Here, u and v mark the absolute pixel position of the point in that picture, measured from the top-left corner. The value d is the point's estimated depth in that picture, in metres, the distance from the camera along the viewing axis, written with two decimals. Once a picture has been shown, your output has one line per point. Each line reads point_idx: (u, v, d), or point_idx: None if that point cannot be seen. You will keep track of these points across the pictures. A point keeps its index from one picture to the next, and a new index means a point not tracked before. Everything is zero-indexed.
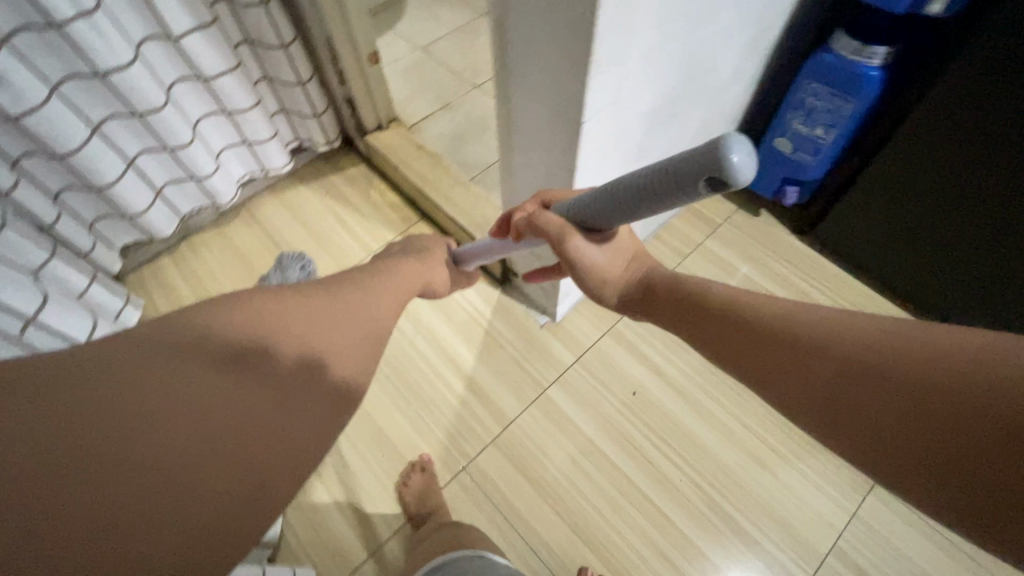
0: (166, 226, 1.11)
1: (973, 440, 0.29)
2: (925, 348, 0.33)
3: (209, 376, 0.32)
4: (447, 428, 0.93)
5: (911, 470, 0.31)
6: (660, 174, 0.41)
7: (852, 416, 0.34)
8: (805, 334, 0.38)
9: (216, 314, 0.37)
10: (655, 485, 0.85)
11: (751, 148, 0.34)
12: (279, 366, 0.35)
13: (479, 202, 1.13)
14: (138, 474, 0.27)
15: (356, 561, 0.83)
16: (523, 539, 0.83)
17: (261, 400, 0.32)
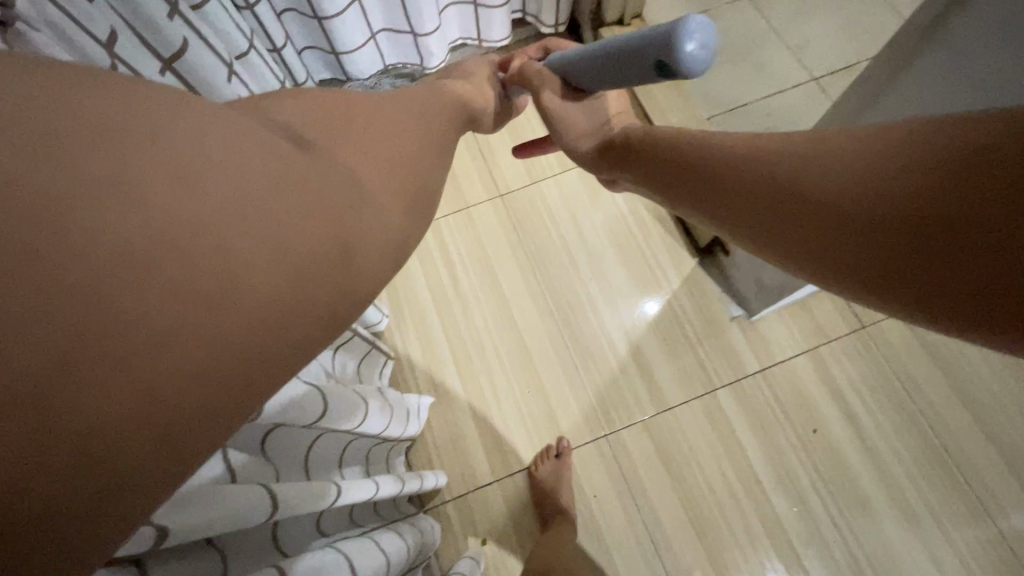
0: (366, 73, 1.04)
1: (976, 210, 0.24)
2: (919, 128, 0.28)
3: (272, 149, 0.27)
4: (601, 389, 0.87)
5: (899, 261, 0.27)
6: (630, 46, 0.39)
7: (836, 223, 0.29)
8: (792, 148, 0.34)
9: (282, 114, 0.31)
10: (805, 536, 0.79)
11: (710, 37, 0.34)
12: (342, 156, 0.30)
13: None
14: (198, 236, 0.22)
15: (482, 479, 0.84)
16: (647, 529, 0.80)
17: (327, 183, 0.28)
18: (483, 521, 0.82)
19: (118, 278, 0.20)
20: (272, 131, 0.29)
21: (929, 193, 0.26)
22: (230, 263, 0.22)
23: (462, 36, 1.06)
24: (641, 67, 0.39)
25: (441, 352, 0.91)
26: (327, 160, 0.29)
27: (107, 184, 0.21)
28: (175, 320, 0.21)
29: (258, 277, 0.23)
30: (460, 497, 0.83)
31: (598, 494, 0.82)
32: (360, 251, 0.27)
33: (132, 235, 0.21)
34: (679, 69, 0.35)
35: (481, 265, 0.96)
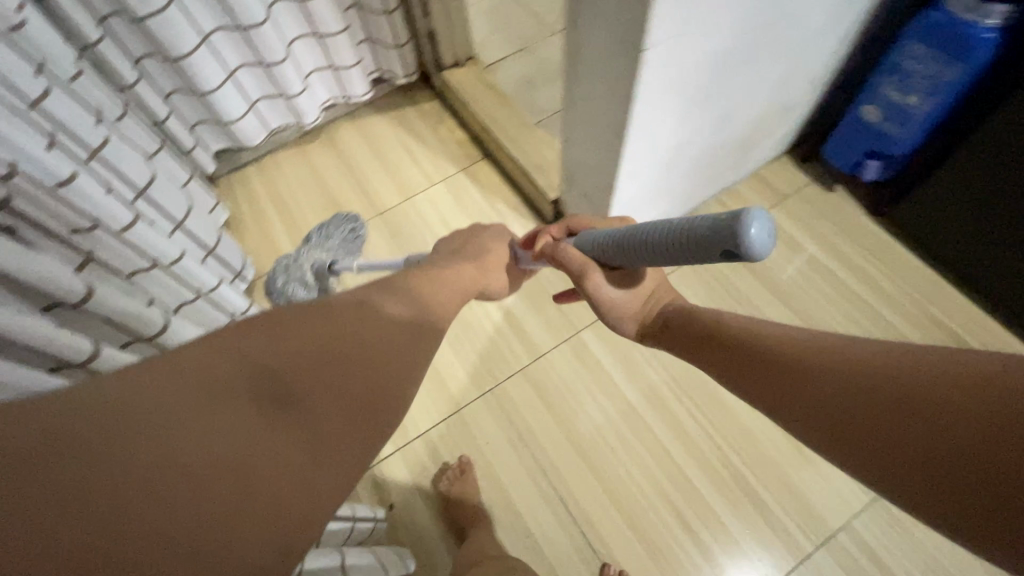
0: (255, 137, 1.21)
1: (952, 437, 0.32)
2: (919, 361, 0.36)
3: (258, 424, 0.30)
4: (481, 351, 0.98)
5: (882, 464, 0.35)
6: (678, 235, 0.41)
7: (884, 450, 0.35)
8: (809, 354, 0.43)
9: (268, 346, 0.34)
10: (672, 436, 0.89)
11: (772, 229, 0.34)
12: (322, 401, 0.33)
13: (542, 144, 1.14)
14: (169, 507, 0.25)
15: (384, 452, 0.90)
16: (537, 462, 0.88)
17: (289, 438, 0.30)
18: (389, 487, 0.87)
19: (121, 554, 0.24)
20: (248, 392, 0.31)
21: (920, 414, 0.34)
22: (199, 528, 0.25)
23: (331, 96, 1.26)
24: (697, 252, 0.39)
25: None
26: (313, 414, 0.32)
27: (117, 469, 0.25)
28: None
29: (220, 540, 0.25)
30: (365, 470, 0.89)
31: (490, 441, 0.90)
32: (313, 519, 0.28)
33: (132, 515, 0.25)
34: (743, 260, 0.35)
35: None
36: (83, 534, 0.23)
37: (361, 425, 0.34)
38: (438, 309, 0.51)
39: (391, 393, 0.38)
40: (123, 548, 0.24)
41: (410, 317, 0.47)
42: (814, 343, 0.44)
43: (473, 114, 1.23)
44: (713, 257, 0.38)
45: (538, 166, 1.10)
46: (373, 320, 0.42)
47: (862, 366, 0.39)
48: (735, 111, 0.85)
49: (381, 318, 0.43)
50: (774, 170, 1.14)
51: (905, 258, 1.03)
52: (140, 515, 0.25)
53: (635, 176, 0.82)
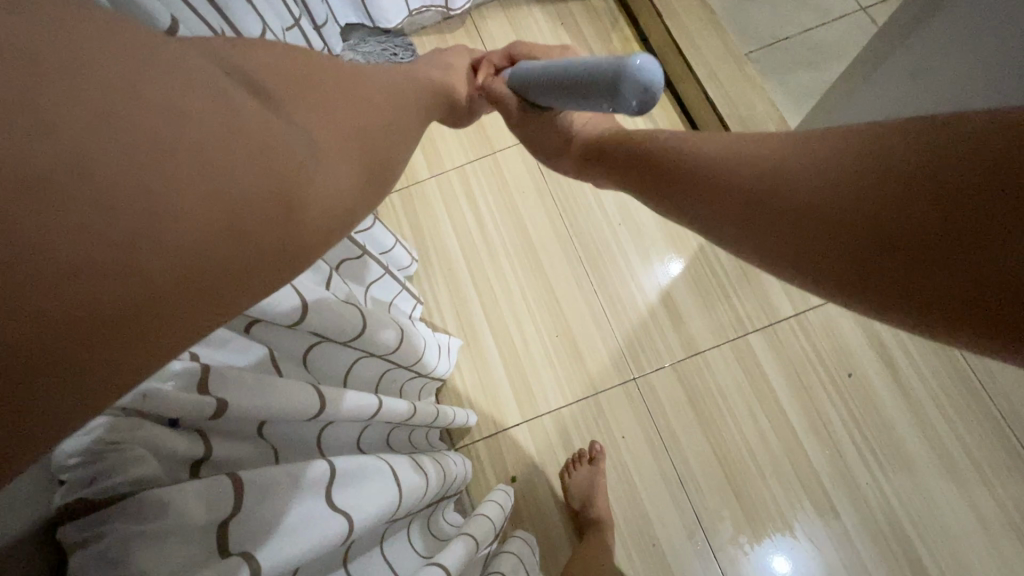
0: (393, 17, 1.01)
1: (974, 211, 0.24)
2: (916, 133, 0.27)
3: (244, 95, 0.23)
4: (629, 333, 0.87)
5: (877, 269, 0.26)
6: (574, 77, 0.40)
7: (832, 228, 0.28)
8: (783, 158, 0.32)
9: (242, 48, 0.27)
10: (834, 476, 0.80)
11: (656, 82, 0.34)
12: (306, 105, 0.27)
13: (751, 90, 0.89)
14: (150, 144, 0.18)
15: (511, 421, 0.85)
16: (674, 468, 0.81)
17: (290, 132, 0.24)
18: (513, 458, 0.83)
19: (89, 188, 0.17)
20: (218, 65, 0.24)
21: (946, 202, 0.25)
22: (194, 179, 0.19)
23: None
24: (592, 95, 0.38)
25: (469, 297, 0.91)
26: (296, 109, 0.26)
27: (79, 91, 0.17)
28: (135, 251, 0.17)
29: (222, 198, 0.19)
30: (490, 437, 0.84)
31: (627, 436, 0.83)
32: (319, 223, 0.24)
33: (109, 141, 0.17)
34: (621, 111, 0.36)
35: (511, 216, 0.94)
36: (41, 145, 0.16)
37: (356, 146, 0.29)
38: (399, 90, 0.40)
39: (381, 132, 0.33)
40: (95, 178, 0.17)
41: (391, 87, 0.39)
42: (768, 146, 0.33)
43: (662, 28, 0.97)
44: (604, 103, 0.38)
45: (740, 116, 0.87)
46: (353, 69, 0.35)
47: (802, 155, 0.31)
48: None
49: (350, 65, 0.35)
50: None
51: None
52: (117, 146, 0.18)
53: None
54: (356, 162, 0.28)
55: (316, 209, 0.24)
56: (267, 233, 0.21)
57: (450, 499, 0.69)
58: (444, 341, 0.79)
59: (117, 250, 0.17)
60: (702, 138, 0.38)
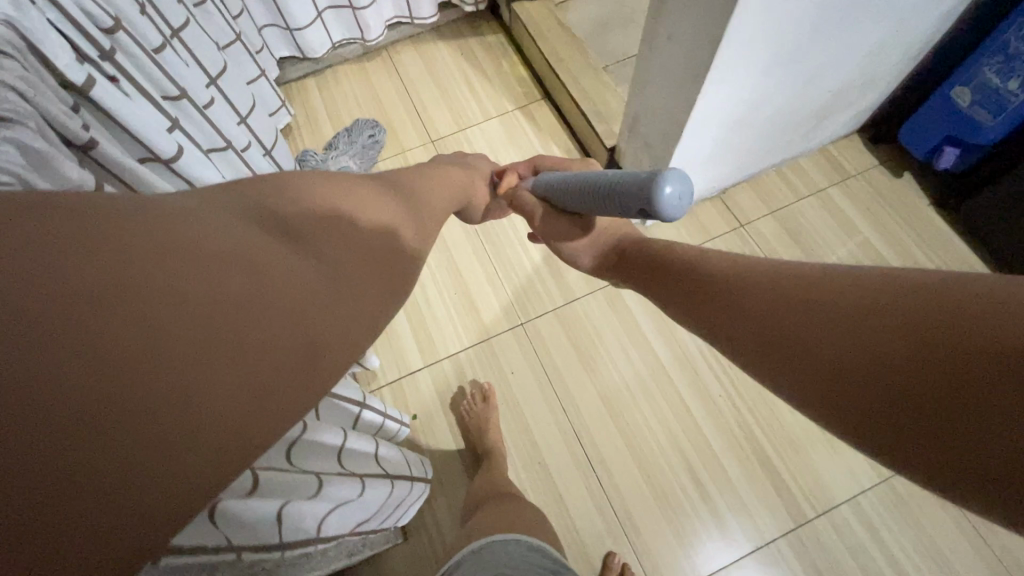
0: (318, 48, 1.20)
1: (910, 352, 0.24)
2: (910, 278, 0.27)
3: (263, 249, 0.27)
4: (516, 288, 1.00)
5: (842, 398, 0.27)
6: (620, 190, 0.47)
7: (804, 355, 0.29)
8: (790, 283, 0.33)
9: (285, 197, 0.32)
10: (694, 394, 0.92)
11: (685, 190, 0.41)
12: (323, 246, 0.30)
13: (606, 91, 1.10)
14: (175, 332, 0.21)
15: (414, 367, 0.94)
16: (558, 399, 0.91)
17: (299, 288, 0.26)
18: (414, 399, 0.92)
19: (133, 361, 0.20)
20: (251, 222, 0.28)
21: (887, 346, 0.25)
22: (214, 346, 0.22)
23: (397, 15, 1.24)
24: (627, 203, 0.46)
25: None
26: (322, 263, 0.29)
27: (133, 265, 0.22)
28: (130, 425, 0.20)
29: (237, 365, 0.22)
30: (394, 382, 0.93)
31: (516, 372, 0.93)
32: (311, 376, 0.24)
33: (117, 332, 0.20)
34: (656, 219, 0.42)
35: None
36: (72, 340, 0.20)
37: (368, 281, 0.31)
38: (418, 207, 0.47)
39: (391, 263, 0.35)
40: (106, 364, 0.20)
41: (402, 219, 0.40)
42: (761, 276, 0.36)
43: (538, 51, 1.20)
44: (637, 209, 0.45)
45: (599, 112, 1.08)
46: (371, 203, 0.38)
47: (792, 285, 0.33)
48: (821, 71, 0.81)
49: (359, 195, 0.37)
50: (841, 148, 1.10)
51: (963, 254, 1.00)
52: (159, 320, 0.21)
53: (701, 130, 0.80)
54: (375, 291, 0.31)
55: (326, 347, 0.26)
56: (284, 370, 0.24)
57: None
58: None
59: (154, 411, 0.20)
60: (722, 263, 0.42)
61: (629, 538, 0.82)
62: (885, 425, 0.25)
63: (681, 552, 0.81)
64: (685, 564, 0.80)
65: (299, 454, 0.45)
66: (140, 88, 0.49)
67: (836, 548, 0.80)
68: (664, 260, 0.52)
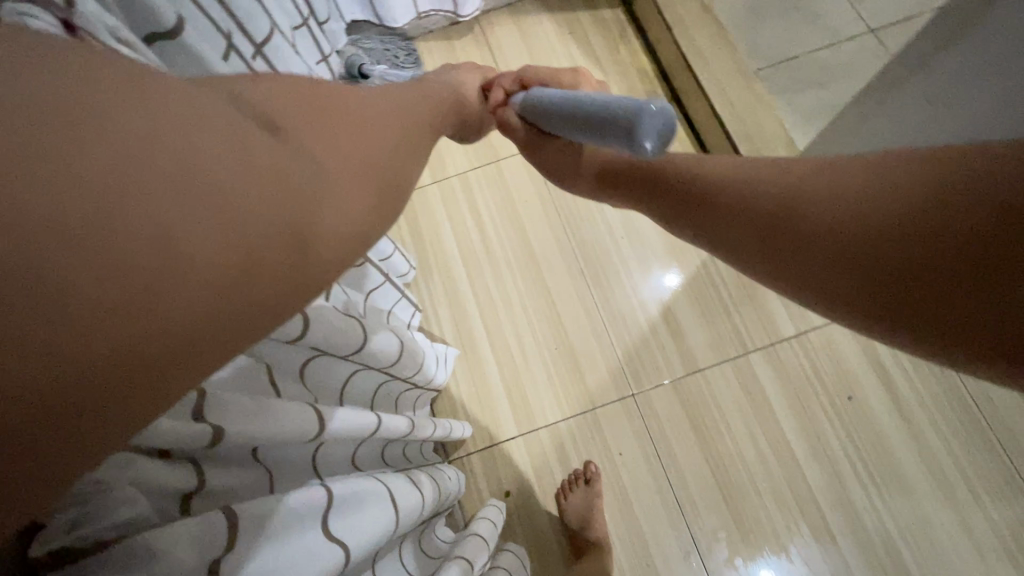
0: (400, 17, 0.99)
1: (925, 227, 0.29)
2: (953, 178, 0.29)
3: (243, 119, 0.22)
4: (628, 347, 0.86)
5: (890, 292, 0.29)
6: (592, 116, 0.36)
7: (841, 260, 0.31)
8: (813, 185, 0.34)
9: (258, 83, 0.25)
10: (832, 498, 0.79)
11: (669, 124, 0.31)
12: (315, 131, 0.25)
13: (759, 107, 0.89)
14: (169, 210, 0.18)
15: (507, 434, 0.83)
16: (672, 489, 0.80)
17: (298, 159, 0.23)
18: (507, 472, 0.82)
19: (112, 236, 0.17)
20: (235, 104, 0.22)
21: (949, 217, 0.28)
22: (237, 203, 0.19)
23: None
24: (601, 129, 0.35)
25: (468, 308, 0.89)
26: (317, 143, 0.25)
27: (100, 137, 0.17)
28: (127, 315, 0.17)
29: (242, 226, 0.19)
30: (484, 449, 0.83)
31: (624, 452, 0.82)
32: (329, 244, 0.22)
33: (95, 200, 0.17)
34: (633, 154, 0.32)
35: (513, 226, 0.92)
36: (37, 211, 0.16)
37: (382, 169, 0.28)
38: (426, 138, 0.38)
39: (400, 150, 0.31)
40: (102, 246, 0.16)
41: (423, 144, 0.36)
42: (762, 167, 0.38)
43: (670, 41, 0.97)
44: (608, 138, 0.35)
45: (747, 135, 0.87)
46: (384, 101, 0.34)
47: (814, 190, 0.34)
48: None
49: (373, 102, 0.32)
50: None
51: None
52: (134, 195, 0.17)
53: None
54: (384, 163, 0.29)
55: (337, 222, 0.23)
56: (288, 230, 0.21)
57: (443, 513, 0.68)
58: (441, 351, 0.78)
59: (154, 296, 0.17)
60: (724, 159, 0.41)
61: None
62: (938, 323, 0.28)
63: None
64: None
65: None
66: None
67: None
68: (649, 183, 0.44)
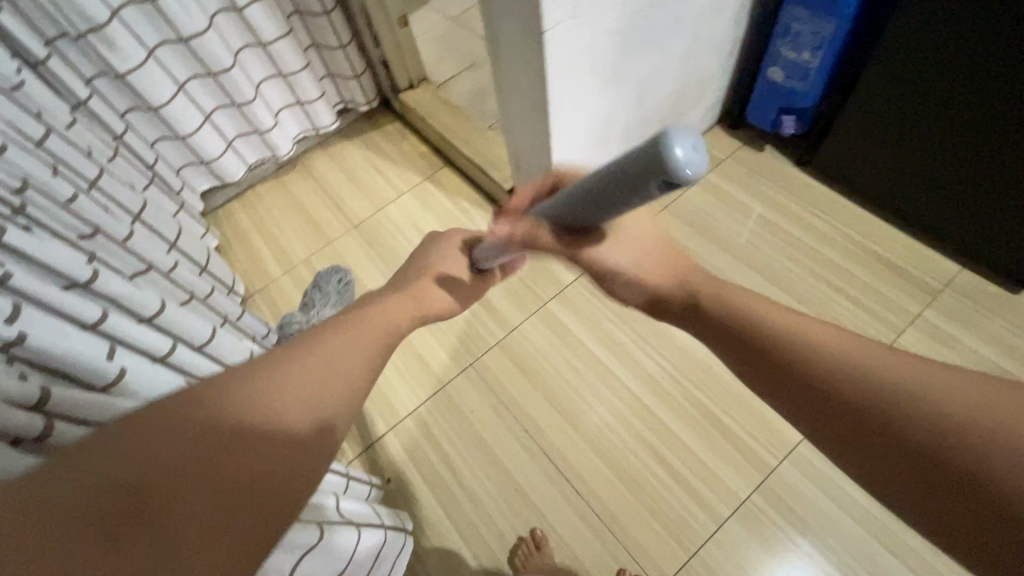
0: (235, 172, 1.30)
1: (954, 458, 0.32)
2: (1007, 423, 0.31)
3: (144, 511, 0.29)
4: (459, 333, 1.06)
5: (900, 486, 0.34)
6: (615, 179, 0.34)
7: (882, 453, 0.34)
8: (897, 376, 0.35)
9: (181, 414, 0.33)
10: (641, 382, 0.96)
11: (695, 140, 0.29)
12: (212, 483, 0.31)
13: (497, 145, 1.25)
14: None
15: (379, 432, 0.98)
16: (520, 423, 0.96)
17: (182, 534, 0.29)
18: (385, 463, 0.94)
19: None
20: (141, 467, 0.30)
21: (996, 464, 0.31)
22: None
23: (302, 129, 1.37)
24: (632, 186, 0.33)
25: None
26: (208, 496, 0.31)
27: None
28: None
29: None
30: (363, 453, 0.96)
31: (475, 409, 0.98)
32: None
33: None
34: (679, 184, 0.30)
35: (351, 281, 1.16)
36: None
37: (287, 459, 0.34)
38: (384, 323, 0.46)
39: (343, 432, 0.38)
40: None
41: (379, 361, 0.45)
42: (814, 329, 0.39)
43: (430, 127, 1.34)
44: (653, 188, 0.32)
45: (493, 163, 1.21)
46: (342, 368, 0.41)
47: (903, 395, 0.34)
48: (654, 82, 0.96)
49: (280, 393, 0.37)
50: (709, 139, 1.24)
51: (830, 198, 1.14)
52: None
53: (572, 154, 0.93)
54: (312, 475, 0.35)
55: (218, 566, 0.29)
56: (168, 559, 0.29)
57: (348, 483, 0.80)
58: None
59: None
60: (785, 323, 0.40)
61: (620, 539, 0.84)
62: (940, 527, 0.32)
63: (667, 535, 0.83)
64: (677, 548, 0.82)
65: None
66: (42, 265, 0.49)
67: (806, 486, 0.84)
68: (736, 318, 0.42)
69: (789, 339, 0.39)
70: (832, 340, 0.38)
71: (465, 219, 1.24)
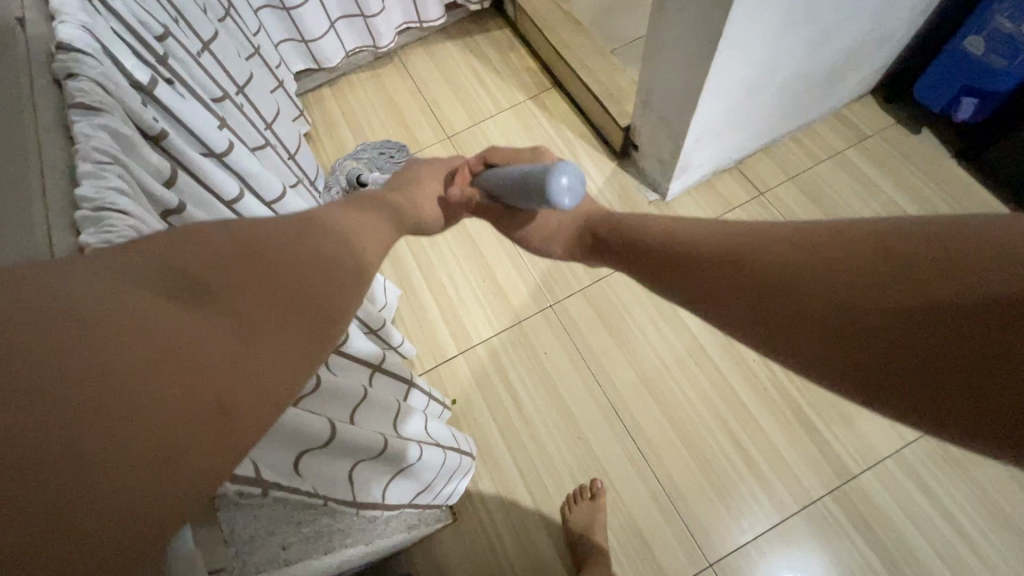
0: (333, 57, 1.23)
1: (889, 301, 0.29)
2: (937, 245, 0.29)
3: (174, 301, 0.26)
4: (543, 270, 1.01)
5: (853, 355, 0.29)
6: (518, 182, 0.44)
7: (827, 322, 0.31)
8: (807, 243, 0.34)
9: (209, 227, 0.30)
10: (727, 360, 0.91)
11: (577, 177, 0.39)
12: (253, 290, 0.28)
13: (617, 74, 1.13)
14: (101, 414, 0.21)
15: (449, 354, 0.97)
16: (593, 375, 0.93)
17: (224, 331, 0.26)
18: (453, 385, 0.95)
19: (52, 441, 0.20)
20: (172, 267, 0.27)
21: (932, 287, 0.27)
22: (185, 380, 0.23)
23: (406, 20, 1.27)
24: (527, 193, 0.43)
25: (407, 264, 1.04)
26: (251, 300, 0.28)
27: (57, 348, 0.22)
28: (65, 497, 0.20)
29: (178, 406, 0.23)
30: (431, 370, 0.96)
31: (549, 351, 0.95)
32: (257, 401, 0.25)
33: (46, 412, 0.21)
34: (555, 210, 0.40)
35: None
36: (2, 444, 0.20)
37: (296, 307, 0.30)
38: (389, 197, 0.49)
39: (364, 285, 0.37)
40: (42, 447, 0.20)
41: (342, 259, 0.35)
42: (714, 230, 0.41)
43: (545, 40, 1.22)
44: (535, 199, 0.42)
45: (610, 94, 1.10)
46: (291, 259, 0.31)
47: (822, 258, 0.32)
48: (835, 29, 0.82)
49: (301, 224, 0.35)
50: (857, 108, 1.09)
51: (986, 201, 1.00)
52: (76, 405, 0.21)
53: (718, 98, 0.82)
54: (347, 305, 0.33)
55: (272, 369, 0.27)
56: (64, 484, 0.20)
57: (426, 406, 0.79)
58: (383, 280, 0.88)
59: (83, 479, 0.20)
60: (691, 236, 0.42)
61: (678, 508, 0.83)
62: (900, 388, 0.28)
63: (726, 514, 0.82)
64: (734, 529, 0.81)
65: (362, 416, 0.50)
66: (182, 123, 0.46)
67: (884, 500, 0.81)
68: (652, 239, 0.45)
69: (691, 244, 0.41)
70: (734, 235, 0.38)
71: (566, 150, 1.16)
